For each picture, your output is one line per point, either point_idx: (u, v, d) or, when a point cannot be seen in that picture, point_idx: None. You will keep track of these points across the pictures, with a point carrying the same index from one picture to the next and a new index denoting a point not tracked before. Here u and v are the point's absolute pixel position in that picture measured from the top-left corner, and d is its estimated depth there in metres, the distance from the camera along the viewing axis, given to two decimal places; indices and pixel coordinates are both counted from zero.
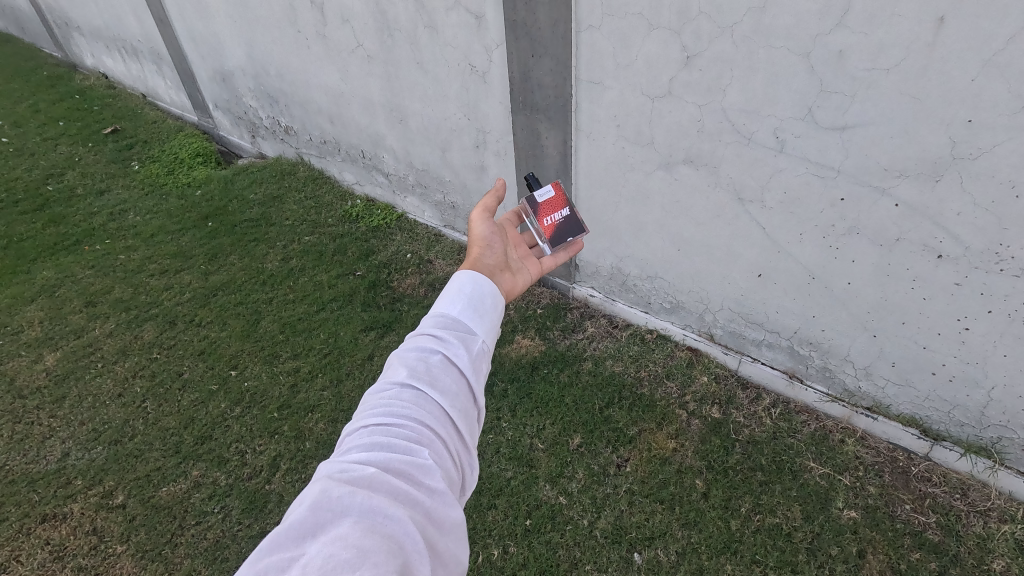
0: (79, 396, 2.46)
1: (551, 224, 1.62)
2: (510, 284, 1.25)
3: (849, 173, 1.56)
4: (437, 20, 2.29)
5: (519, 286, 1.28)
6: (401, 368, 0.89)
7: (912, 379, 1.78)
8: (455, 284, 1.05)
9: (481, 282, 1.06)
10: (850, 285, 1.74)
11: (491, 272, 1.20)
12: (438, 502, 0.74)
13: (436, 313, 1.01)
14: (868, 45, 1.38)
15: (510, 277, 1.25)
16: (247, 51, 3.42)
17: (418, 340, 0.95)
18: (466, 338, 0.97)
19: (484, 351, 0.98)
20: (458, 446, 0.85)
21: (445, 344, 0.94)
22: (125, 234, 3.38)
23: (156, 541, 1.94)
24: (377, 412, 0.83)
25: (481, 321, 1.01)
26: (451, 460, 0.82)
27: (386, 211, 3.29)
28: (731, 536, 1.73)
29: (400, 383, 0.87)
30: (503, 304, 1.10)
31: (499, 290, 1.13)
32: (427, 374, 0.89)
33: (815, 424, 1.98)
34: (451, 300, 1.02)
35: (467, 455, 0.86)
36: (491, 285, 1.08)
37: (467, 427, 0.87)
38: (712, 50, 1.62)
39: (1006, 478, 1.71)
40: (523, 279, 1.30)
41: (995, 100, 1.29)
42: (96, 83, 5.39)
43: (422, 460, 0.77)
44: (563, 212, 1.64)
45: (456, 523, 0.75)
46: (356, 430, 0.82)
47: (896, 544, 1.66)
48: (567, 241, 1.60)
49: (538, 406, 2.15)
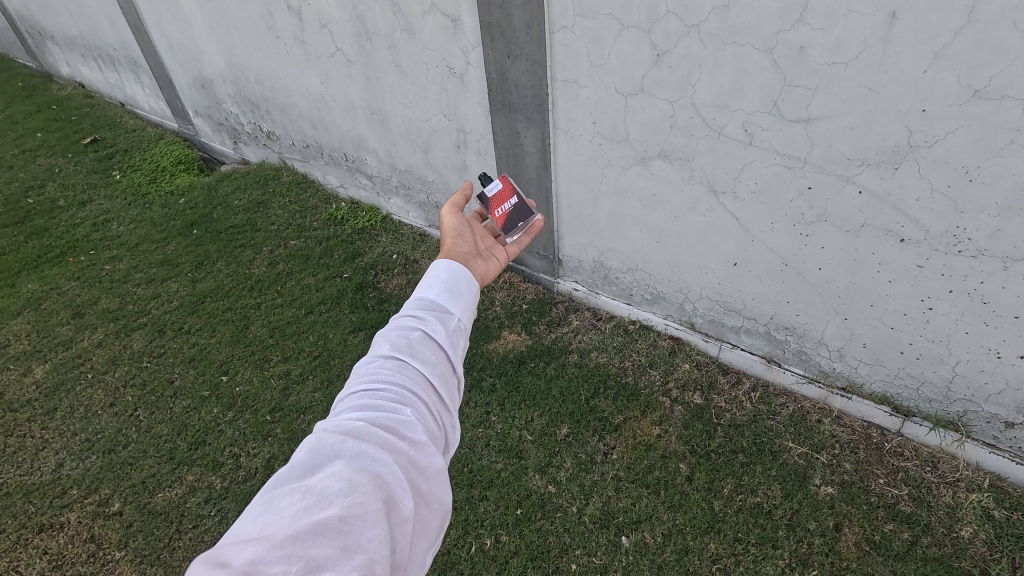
0: (70, 407, 2.47)
1: (503, 214, 1.69)
2: (484, 269, 1.31)
3: (815, 163, 1.62)
4: (414, 24, 2.33)
5: (491, 274, 1.33)
6: (383, 343, 0.94)
7: (882, 359, 1.85)
8: (432, 272, 1.10)
9: (456, 269, 1.11)
10: (821, 271, 1.81)
11: (465, 259, 1.25)
12: (421, 453, 0.80)
13: (416, 296, 1.06)
14: (827, 41, 1.44)
15: (483, 263, 1.31)
16: (226, 57, 3.43)
17: (399, 319, 1.00)
18: (444, 316, 1.02)
19: (462, 328, 1.04)
20: (439, 409, 0.90)
21: (425, 322, 0.99)
22: (109, 244, 3.38)
23: (154, 546, 1.97)
24: (363, 379, 0.88)
25: (458, 302, 1.07)
26: (434, 420, 0.88)
27: (371, 213, 3.31)
28: (714, 516, 1.80)
29: (383, 355, 0.92)
30: (479, 288, 1.16)
31: (473, 275, 1.19)
32: (409, 347, 0.94)
33: (793, 405, 2.06)
34: (429, 284, 1.07)
35: (449, 417, 0.91)
36: (466, 272, 1.13)
37: (448, 393, 0.93)
38: (681, 48, 1.67)
39: (973, 449, 1.79)
40: (494, 265, 1.36)
41: (947, 91, 1.35)
42: (73, 92, 5.35)
43: (405, 416, 0.82)
44: (512, 201, 1.71)
45: (439, 471, 0.81)
46: (345, 396, 0.88)
47: (871, 516, 1.74)
48: (520, 225, 1.66)
49: (526, 399, 2.20)
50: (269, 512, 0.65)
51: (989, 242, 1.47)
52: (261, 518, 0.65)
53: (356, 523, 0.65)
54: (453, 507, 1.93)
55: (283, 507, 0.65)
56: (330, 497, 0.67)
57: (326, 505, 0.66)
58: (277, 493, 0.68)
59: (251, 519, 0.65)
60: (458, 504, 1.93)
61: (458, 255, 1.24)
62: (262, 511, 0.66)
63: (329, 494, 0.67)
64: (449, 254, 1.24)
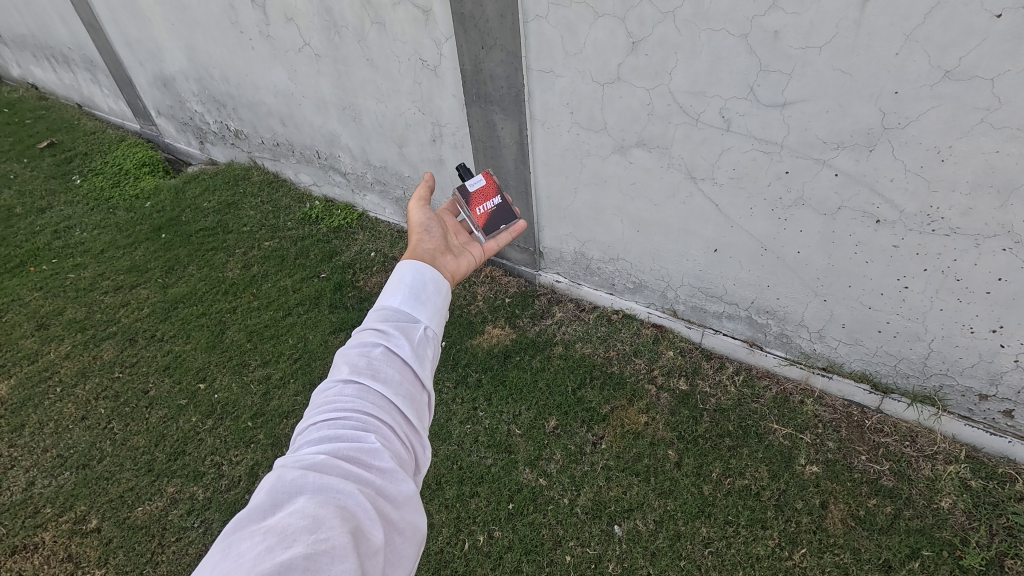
0: (39, 422, 2.38)
1: (484, 212, 1.67)
2: (455, 266, 1.28)
3: (792, 147, 1.64)
4: (384, 16, 2.28)
5: (461, 273, 1.28)
6: (343, 365, 0.92)
7: (860, 338, 1.89)
8: (396, 276, 1.07)
9: (422, 271, 1.08)
10: (800, 254, 1.83)
11: (431, 257, 1.23)
12: (388, 480, 0.78)
13: (380, 306, 1.03)
14: (801, 25, 1.45)
15: (452, 259, 1.28)
16: (188, 55, 3.31)
17: (360, 334, 0.97)
18: (408, 327, 0.99)
19: (431, 336, 1.01)
20: (407, 431, 0.88)
21: (387, 337, 0.96)
22: (72, 251, 3.24)
23: (136, 562, 1.91)
24: (322, 409, 0.86)
25: (425, 309, 1.03)
26: (401, 443, 0.86)
27: (346, 211, 3.25)
28: (704, 500, 1.82)
29: (343, 380, 0.89)
30: (450, 287, 1.13)
31: (442, 276, 1.16)
32: (369, 367, 0.91)
33: (776, 387, 2.09)
34: (393, 291, 1.04)
35: (418, 437, 0.89)
36: (433, 272, 1.10)
37: (416, 412, 0.91)
38: (657, 35, 1.66)
39: (950, 422, 1.84)
40: (467, 260, 1.33)
41: (918, 73, 1.37)
42: (25, 94, 5.13)
43: (369, 444, 0.80)
44: (494, 200, 1.70)
45: (409, 496, 0.79)
46: (304, 428, 0.85)
47: (854, 492, 1.78)
48: (500, 228, 1.67)
49: (512, 393, 2.19)
50: (228, 558, 0.61)
51: (962, 220, 1.50)
52: (219, 566, 0.61)
53: (323, 559, 0.62)
54: (444, 505, 1.91)
55: (241, 553, 0.62)
56: (293, 535, 0.64)
57: (289, 543, 0.63)
58: (237, 538, 0.64)
59: (209, 568, 0.61)
60: (449, 503, 1.92)
61: (423, 253, 1.23)
62: (221, 559, 0.62)
63: (291, 533, 0.64)
64: (415, 253, 1.22)
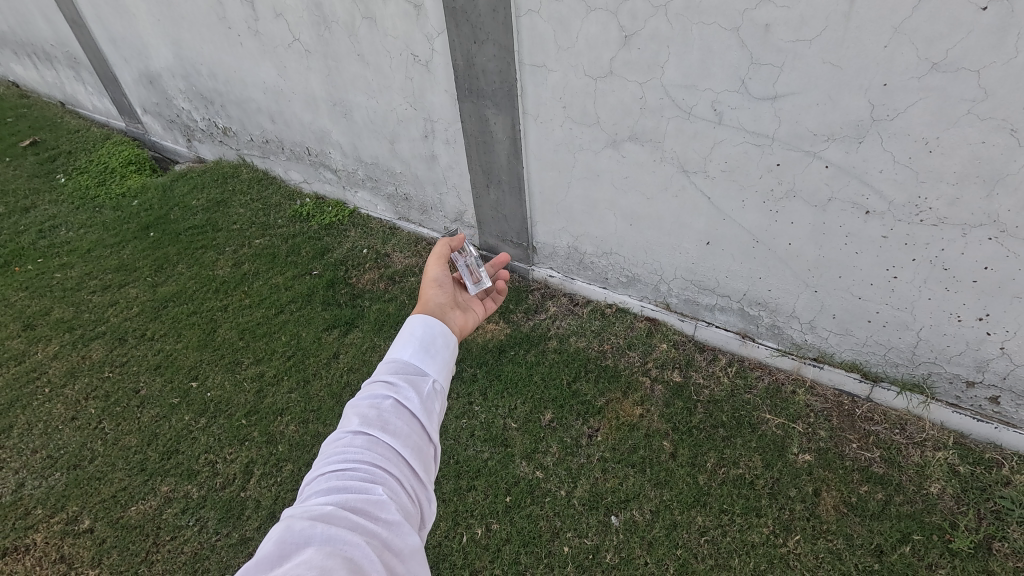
0: (28, 424, 2.34)
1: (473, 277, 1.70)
2: (463, 321, 1.28)
3: (782, 139, 1.66)
4: (375, 11, 2.27)
5: (468, 326, 1.28)
6: (353, 416, 0.92)
7: (850, 328, 1.92)
8: (407, 328, 1.07)
9: (432, 324, 1.09)
10: (790, 246, 1.86)
11: (441, 311, 1.23)
12: (394, 533, 0.77)
13: (390, 358, 1.03)
14: (791, 18, 1.46)
15: (461, 314, 1.27)
16: (175, 52, 3.28)
17: (370, 385, 0.98)
18: (417, 379, 0.99)
19: (439, 390, 1.01)
20: (414, 484, 0.88)
21: (396, 389, 0.97)
22: (58, 251, 3.20)
23: (131, 561, 1.89)
24: (331, 459, 0.86)
25: (434, 362, 1.04)
26: (408, 496, 0.85)
27: (338, 208, 3.24)
28: (699, 490, 1.84)
29: (352, 431, 0.90)
30: (457, 341, 1.13)
31: (451, 330, 1.15)
32: (379, 419, 0.92)
33: (768, 378, 2.11)
34: (403, 343, 1.05)
35: (425, 490, 0.89)
36: (442, 326, 1.11)
37: (423, 465, 0.90)
38: (648, 29, 1.67)
39: (938, 410, 1.88)
40: (474, 316, 1.33)
41: (907, 65, 1.39)
42: (6, 92, 5.04)
43: (376, 496, 0.80)
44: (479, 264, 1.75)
45: (415, 549, 0.78)
46: (313, 478, 0.85)
47: (846, 480, 1.81)
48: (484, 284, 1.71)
49: (508, 388, 2.20)
50: None
51: (949, 210, 1.53)
52: None
53: None
54: (441, 499, 1.91)
55: None
56: None
57: None
58: None
59: None
60: (446, 497, 1.92)
61: (434, 306, 1.22)
62: None
63: None
64: (426, 306, 1.22)
